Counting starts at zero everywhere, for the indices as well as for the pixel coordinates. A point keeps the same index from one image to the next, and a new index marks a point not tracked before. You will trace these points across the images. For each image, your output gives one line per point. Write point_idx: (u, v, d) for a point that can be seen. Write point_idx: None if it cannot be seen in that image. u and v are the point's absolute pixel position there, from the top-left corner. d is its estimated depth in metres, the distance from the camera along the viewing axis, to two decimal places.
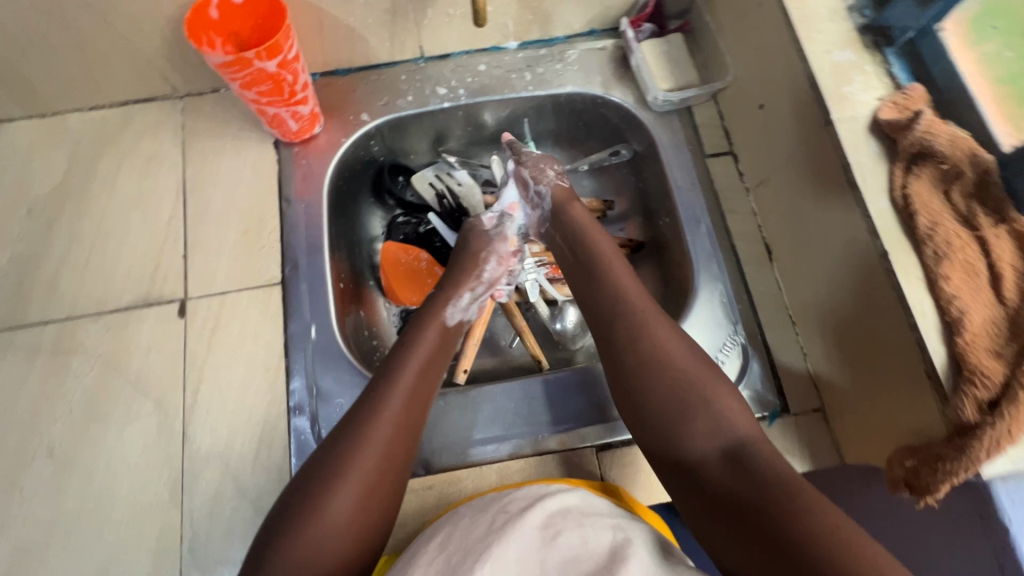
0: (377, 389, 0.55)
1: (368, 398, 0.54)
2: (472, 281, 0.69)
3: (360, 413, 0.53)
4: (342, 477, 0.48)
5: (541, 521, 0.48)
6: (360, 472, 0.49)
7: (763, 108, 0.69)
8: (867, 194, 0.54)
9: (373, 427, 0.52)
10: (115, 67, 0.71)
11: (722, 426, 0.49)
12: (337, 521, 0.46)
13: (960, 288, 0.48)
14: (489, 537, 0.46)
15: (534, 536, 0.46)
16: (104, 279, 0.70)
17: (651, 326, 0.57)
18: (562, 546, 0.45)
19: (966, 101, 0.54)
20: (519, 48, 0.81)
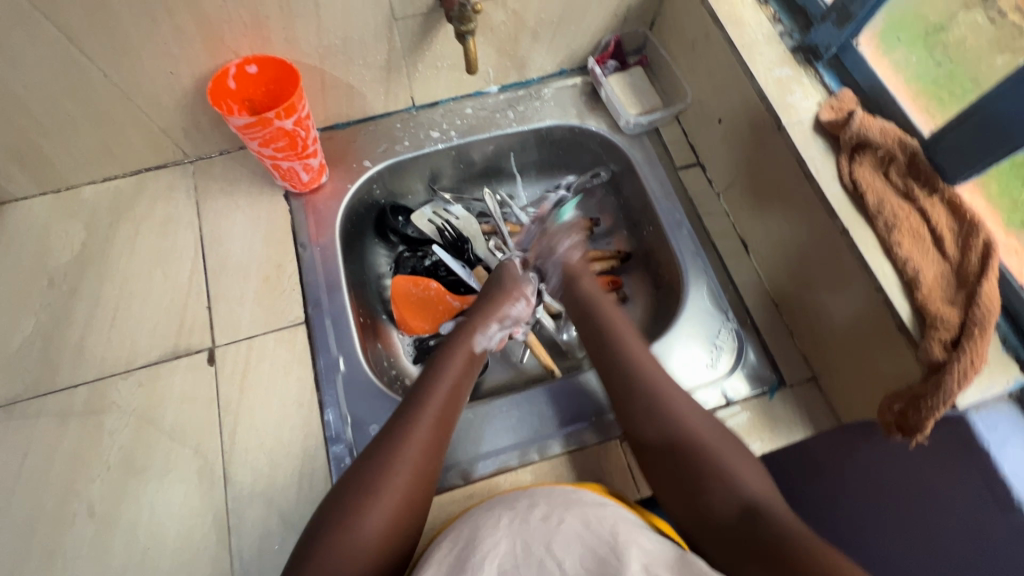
0: (404, 415, 0.59)
1: (393, 422, 0.59)
2: (501, 314, 0.75)
3: (387, 434, 0.58)
4: (375, 498, 0.53)
5: (544, 512, 0.53)
6: (391, 493, 0.53)
7: (722, 122, 0.79)
8: (822, 182, 0.63)
9: (399, 451, 0.56)
10: (131, 139, 0.77)
11: (735, 484, 0.55)
12: (372, 533, 0.51)
13: (912, 250, 0.57)
14: (495, 535, 0.51)
15: (539, 528, 0.51)
16: (132, 337, 0.72)
17: (667, 392, 0.63)
18: (567, 534, 0.51)
19: (887, 99, 0.64)
20: (499, 91, 0.90)
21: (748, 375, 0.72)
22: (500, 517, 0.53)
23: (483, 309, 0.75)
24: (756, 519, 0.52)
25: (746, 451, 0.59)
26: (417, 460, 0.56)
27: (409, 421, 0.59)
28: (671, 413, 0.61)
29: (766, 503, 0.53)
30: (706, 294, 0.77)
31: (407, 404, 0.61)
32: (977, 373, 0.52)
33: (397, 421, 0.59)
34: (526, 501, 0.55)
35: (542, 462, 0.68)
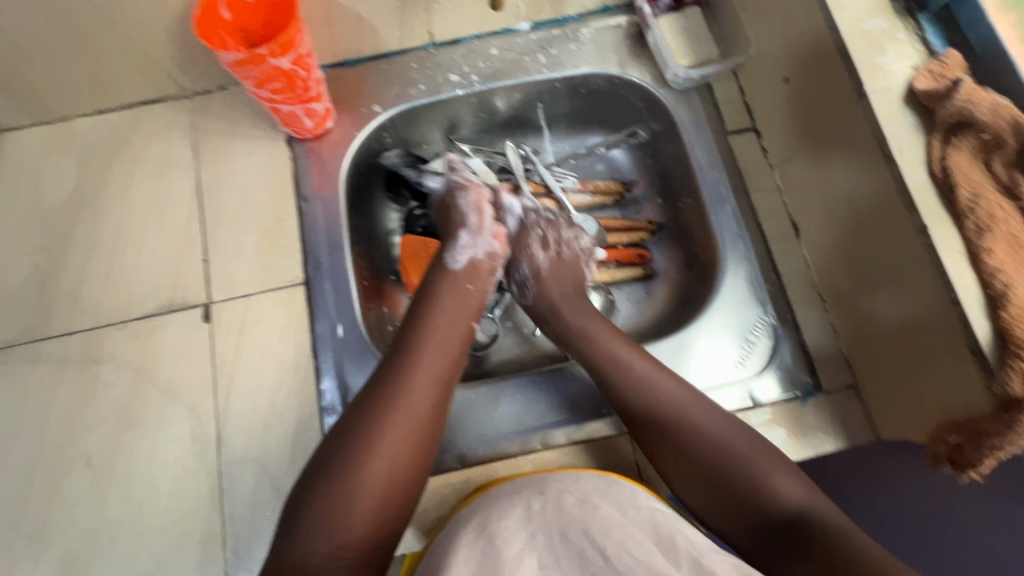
0: (389, 377, 0.56)
1: (380, 384, 0.55)
2: (461, 223, 0.69)
3: (370, 399, 0.54)
4: (361, 470, 0.50)
5: (577, 497, 0.50)
6: (376, 465, 0.51)
7: (789, 82, 0.67)
8: (905, 169, 0.53)
9: (381, 417, 0.53)
10: (121, 68, 0.70)
11: (772, 499, 0.51)
12: (366, 496, 0.50)
13: (1003, 261, 0.47)
14: (526, 526, 0.47)
15: (576, 515, 0.48)
16: (127, 286, 0.69)
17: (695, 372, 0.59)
18: (604, 519, 0.47)
19: (1005, 67, 0.52)
20: (531, 29, 0.78)
21: (781, 376, 0.66)
22: (530, 502, 0.50)
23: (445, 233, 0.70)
24: (798, 529, 0.49)
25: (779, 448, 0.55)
26: (407, 431, 0.53)
27: (393, 384, 0.55)
28: (696, 429, 0.56)
29: (812, 512, 0.50)
30: (743, 282, 0.70)
31: (392, 365, 0.57)
32: None
33: (383, 383, 0.55)
34: (556, 487, 0.51)
35: (544, 452, 0.64)
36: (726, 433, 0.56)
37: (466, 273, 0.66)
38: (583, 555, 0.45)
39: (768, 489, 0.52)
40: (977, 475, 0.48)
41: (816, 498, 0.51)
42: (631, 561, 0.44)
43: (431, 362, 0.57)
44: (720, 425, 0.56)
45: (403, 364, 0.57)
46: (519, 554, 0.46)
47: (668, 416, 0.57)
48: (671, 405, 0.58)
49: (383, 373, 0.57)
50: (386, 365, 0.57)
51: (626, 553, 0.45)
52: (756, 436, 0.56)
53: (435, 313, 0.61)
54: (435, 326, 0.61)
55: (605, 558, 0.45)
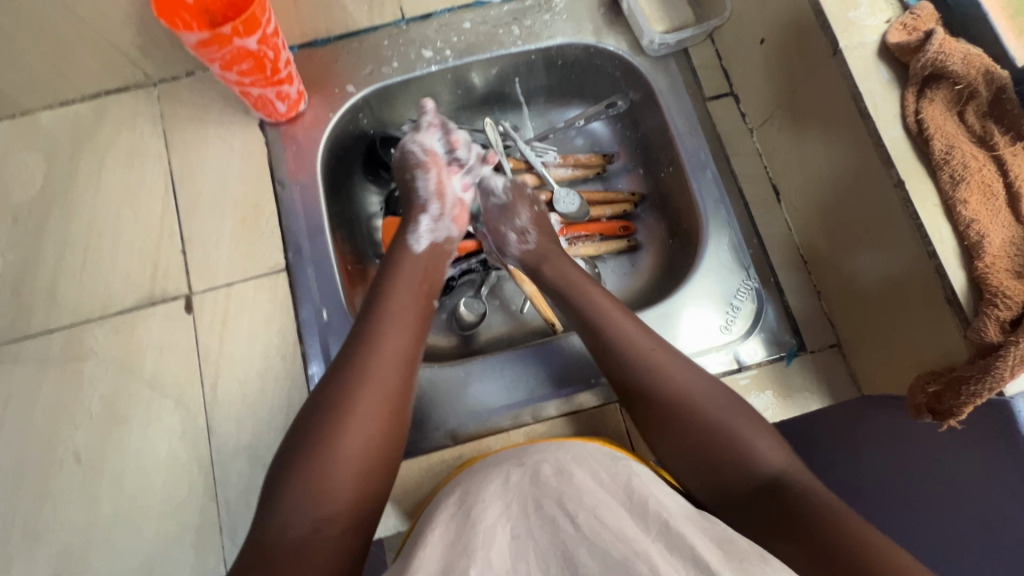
0: (354, 358, 0.55)
1: (343, 364, 0.55)
2: (422, 205, 0.70)
3: (325, 394, 0.53)
4: (332, 444, 0.50)
5: (554, 467, 0.50)
6: (349, 439, 0.51)
7: (764, 43, 0.67)
8: (880, 124, 0.53)
9: (348, 395, 0.53)
10: (81, 56, 0.67)
11: (752, 466, 0.51)
12: (340, 470, 0.50)
13: (978, 210, 0.48)
14: (503, 496, 0.48)
15: (551, 483, 0.48)
16: (105, 281, 0.68)
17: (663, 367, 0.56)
18: (580, 487, 0.47)
19: (976, 16, 0.52)
20: (503, 1, 0.77)
21: (765, 339, 0.66)
22: (509, 474, 0.50)
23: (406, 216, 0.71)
24: (776, 493, 0.48)
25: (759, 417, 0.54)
26: (377, 408, 0.53)
27: (357, 365, 0.55)
28: (681, 395, 0.55)
29: (790, 477, 0.49)
30: (726, 247, 0.69)
31: (354, 346, 0.56)
32: None
33: (347, 360, 0.55)
34: (534, 458, 0.52)
35: (535, 424, 0.65)
36: (695, 398, 0.55)
37: (428, 255, 0.67)
38: (554, 522, 0.45)
39: (748, 455, 0.51)
40: (956, 422, 0.49)
41: (793, 464, 0.51)
42: (602, 525, 0.44)
43: (394, 340, 0.57)
44: (703, 389, 0.55)
45: (366, 342, 0.56)
46: (493, 526, 0.46)
47: (653, 381, 0.56)
48: (659, 373, 0.56)
49: (344, 353, 0.56)
50: (351, 345, 0.57)
51: (596, 518, 0.44)
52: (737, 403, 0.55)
53: (395, 290, 0.62)
54: (398, 301, 0.61)
55: (575, 525, 0.44)
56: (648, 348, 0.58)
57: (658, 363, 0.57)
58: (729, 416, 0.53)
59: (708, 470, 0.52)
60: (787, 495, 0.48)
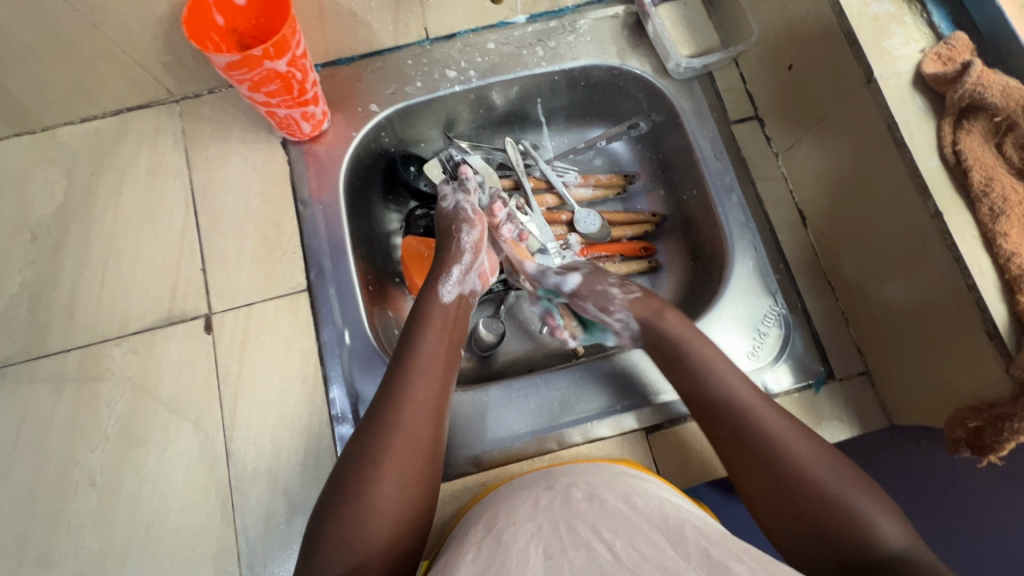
0: (381, 412, 0.54)
1: (379, 406, 0.55)
2: (455, 254, 0.68)
3: (368, 426, 0.54)
4: (364, 499, 0.49)
5: (584, 493, 0.49)
6: (382, 494, 0.50)
7: (793, 69, 0.67)
8: (917, 153, 0.52)
9: (378, 449, 0.52)
10: (105, 73, 0.67)
11: (868, 544, 0.45)
12: (374, 523, 0.49)
13: (1020, 243, 0.47)
14: (534, 519, 0.46)
15: (583, 508, 0.47)
16: (124, 300, 0.67)
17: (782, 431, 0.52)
18: (612, 513, 0.46)
19: (1013, 47, 0.52)
20: (528, 22, 0.76)
21: (793, 366, 0.65)
22: (537, 500, 0.49)
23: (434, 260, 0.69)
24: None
25: (878, 490, 0.49)
26: (408, 448, 0.52)
27: (385, 418, 0.53)
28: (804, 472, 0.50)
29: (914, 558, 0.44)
30: (752, 271, 0.68)
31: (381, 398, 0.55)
32: None
33: (376, 412, 0.54)
34: (562, 484, 0.51)
35: (560, 451, 0.64)
36: (821, 470, 0.50)
37: (456, 307, 0.65)
38: (589, 546, 0.43)
39: (868, 534, 0.46)
40: (997, 458, 0.48)
41: (918, 545, 0.45)
42: (639, 554, 0.42)
43: (420, 390, 0.56)
44: (817, 458, 0.50)
45: (392, 394, 0.55)
46: (525, 546, 0.44)
47: (764, 444, 0.52)
48: (779, 443, 0.52)
49: (378, 398, 0.56)
50: (379, 396, 0.55)
51: (632, 545, 0.43)
52: (856, 475, 0.50)
53: (424, 337, 0.60)
54: (423, 346, 0.59)
55: (611, 551, 0.42)
56: (757, 410, 0.54)
57: (775, 428, 0.52)
58: (847, 486, 0.48)
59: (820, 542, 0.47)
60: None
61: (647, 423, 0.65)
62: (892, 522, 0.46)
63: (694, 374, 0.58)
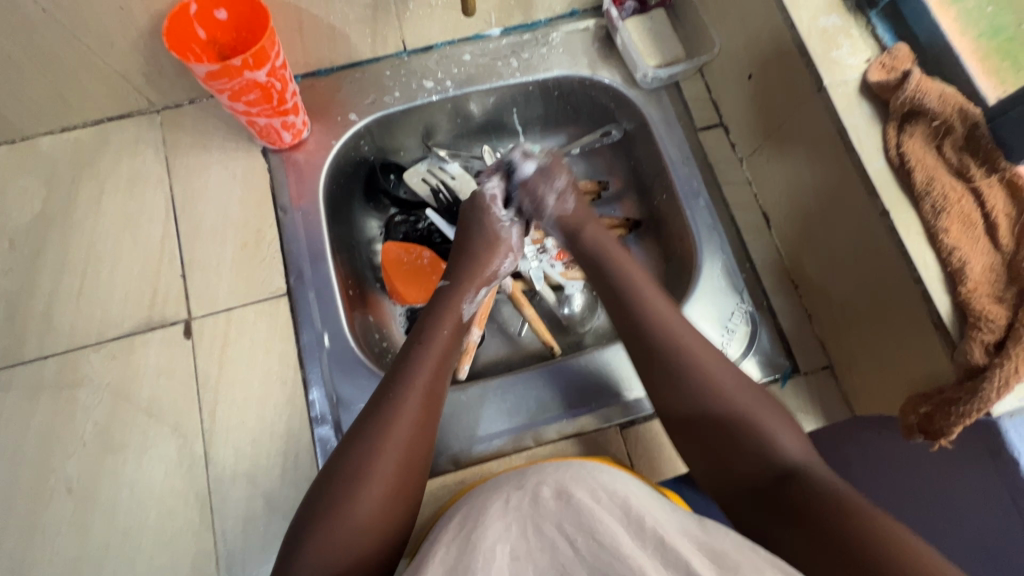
0: (376, 420, 0.53)
1: (371, 414, 0.54)
2: (488, 274, 0.69)
3: (354, 437, 0.53)
4: (350, 508, 0.49)
5: (553, 488, 0.48)
6: (366, 505, 0.49)
7: (752, 79, 0.70)
8: (864, 156, 0.56)
9: (373, 460, 0.51)
10: (86, 83, 0.68)
11: (771, 453, 0.51)
12: (356, 533, 0.48)
13: (959, 239, 0.51)
14: (503, 518, 0.47)
15: (550, 507, 0.46)
16: (102, 307, 0.68)
17: (705, 359, 0.57)
18: (578, 509, 0.46)
19: (949, 58, 0.56)
20: (502, 34, 0.79)
21: (760, 362, 0.68)
22: (507, 497, 0.49)
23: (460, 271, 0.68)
24: (789, 481, 0.49)
25: (788, 416, 0.55)
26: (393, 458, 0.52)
27: (384, 427, 0.53)
28: (718, 392, 0.55)
29: (808, 467, 0.50)
30: (720, 272, 0.71)
31: (380, 405, 0.54)
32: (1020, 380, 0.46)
33: (376, 415, 0.54)
34: (533, 480, 0.50)
35: (537, 448, 0.66)
36: (728, 383, 0.55)
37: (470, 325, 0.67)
38: (553, 545, 0.44)
39: (770, 443, 0.52)
40: (947, 442, 0.50)
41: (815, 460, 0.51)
42: (599, 547, 0.43)
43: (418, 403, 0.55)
44: (731, 381, 0.55)
45: (392, 399, 0.54)
46: (492, 545, 0.45)
47: (684, 371, 0.56)
48: (688, 360, 0.56)
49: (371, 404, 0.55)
50: (375, 406, 0.54)
51: (593, 538, 0.44)
52: (770, 402, 0.55)
53: (433, 348, 0.60)
54: (429, 359, 0.59)
55: (574, 548, 0.44)
56: (680, 337, 0.58)
57: (698, 354, 0.57)
58: (759, 406, 0.54)
59: (730, 457, 0.53)
60: (803, 483, 0.48)
61: (621, 418, 0.67)
62: (797, 439, 0.52)
63: (632, 308, 0.61)
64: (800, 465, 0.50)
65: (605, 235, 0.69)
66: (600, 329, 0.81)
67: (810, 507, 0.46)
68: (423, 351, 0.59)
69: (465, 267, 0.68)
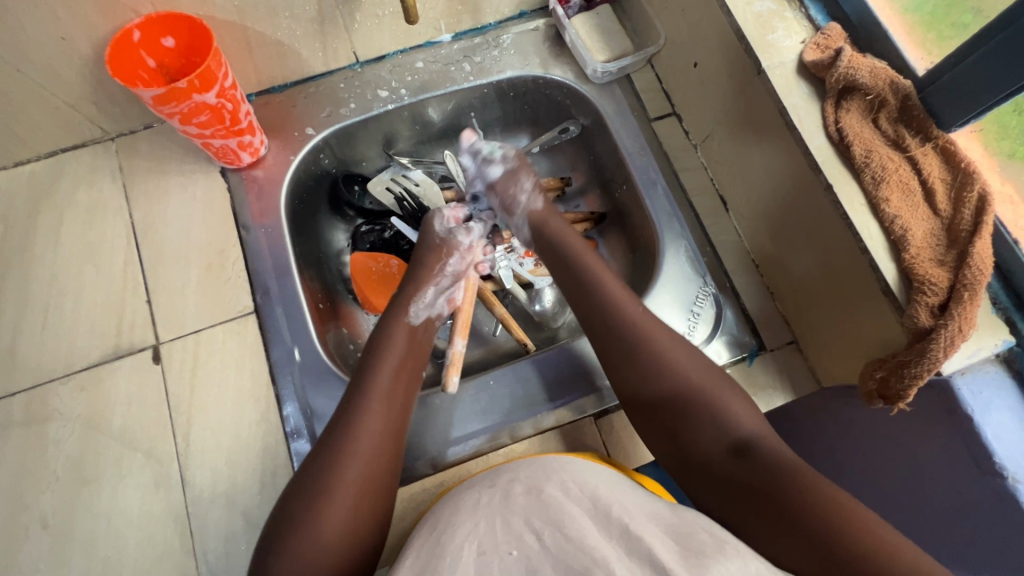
0: (338, 434, 0.54)
1: (334, 428, 0.55)
2: (436, 276, 0.70)
3: (323, 456, 0.53)
4: (317, 528, 0.49)
5: (524, 486, 0.49)
6: (334, 521, 0.50)
7: (698, 66, 0.72)
8: (806, 134, 0.57)
9: (334, 479, 0.51)
10: (36, 116, 0.68)
11: (728, 428, 0.53)
12: (329, 550, 0.49)
13: (899, 207, 0.52)
14: (473, 517, 0.47)
15: (520, 503, 0.47)
16: (68, 339, 0.67)
17: (659, 339, 0.59)
18: (548, 503, 0.46)
19: (879, 34, 0.57)
20: (453, 40, 0.80)
21: (728, 342, 0.69)
22: (479, 497, 0.49)
23: (410, 273, 0.70)
24: (750, 455, 0.51)
25: (727, 380, 0.58)
26: (354, 473, 0.52)
27: (344, 441, 0.53)
28: (663, 381, 0.57)
29: (764, 442, 0.52)
30: (683, 257, 0.72)
31: (339, 417, 0.55)
32: (965, 337, 0.48)
33: (338, 429, 0.54)
34: (505, 478, 0.50)
35: (514, 444, 0.66)
36: (682, 359, 0.58)
37: (425, 329, 0.67)
38: (520, 538, 0.44)
39: (723, 419, 0.54)
40: (905, 404, 0.52)
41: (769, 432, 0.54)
42: (565, 538, 0.44)
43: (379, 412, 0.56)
44: (694, 368, 0.57)
45: (353, 411, 0.56)
46: (460, 545, 0.45)
47: (638, 356, 0.59)
48: (655, 350, 0.59)
49: (333, 420, 0.56)
50: (336, 420, 0.55)
51: (562, 532, 0.44)
52: (717, 371, 0.58)
53: (387, 348, 0.62)
54: (385, 359, 0.61)
55: (541, 541, 0.44)
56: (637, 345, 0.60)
57: (654, 336, 0.59)
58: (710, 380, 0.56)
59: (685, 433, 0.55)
60: (760, 452, 0.51)
61: (595, 409, 0.68)
62: (747, 412, 0.55)
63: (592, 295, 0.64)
64: (754, 437, 0.53)
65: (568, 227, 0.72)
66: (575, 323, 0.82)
67: (775, 492, 0.48)
68: (377, 357, 0.61)
69: (415, 273, 0.70)
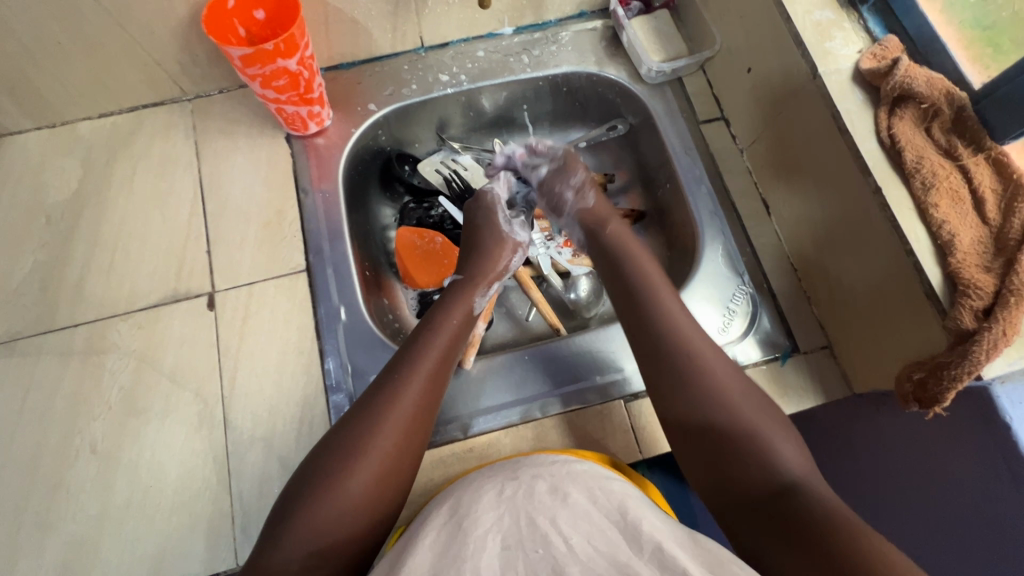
0: (385, 394, 0.56)
1: (372, 398, 0.56)
2: (494, 271, 0.72)
3: (355, 420, 0.54)
4: (338, 493, 0.50)
5: (548, 485, 0.50)
6: (353, 492, 0.50)
7: (751, 72, 0.74)
8: (858, 137, 0.59)
9: (364, 445, 0.52)
10: (125, 70, 0.73)
11: (772, 465, 0.49)
12: (344, 514, 0.49)
13: (949, 213, 0.53)
14: (496, 508, 0.48)
15: (544, 502, 0.48)
16: (131, 279, 0.71)
17: (707, 360, 0.57)
18: (573, 508, 0.47)
19: (937, 48, 0.59)
20: (514, 33, 0.84)
21: (761, 341, 0.70)
22: (501, 488, 0.50)
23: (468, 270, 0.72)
24: (790, 495, 0.46)
25: (784, 420, 0.54)
26: (388, 442, 0.53)
27: (382, 412, 0.54)
28: (713, 385, 0.55)
29: (807, 481, 0.48)
30: (722, 256, 0.74)
31: (383, 387, 0.56)
32: (1008, 342, 0.48)
33: (379, 397, 0.56)
34: (528, 474, 0.51)
35: (544, 419, 0.68)
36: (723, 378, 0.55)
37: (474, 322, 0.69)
38: (546, 539, 0.45)
39: (770, 452, 0.50)
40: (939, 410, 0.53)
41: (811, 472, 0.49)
42: (593, 549, 0.44)
43: (419, 390, 0.57)
44: (741, 394, 0.55)
45: (394, 386, 0.56)
46: (483, 534, 0.45)
47: (689, 374, 0.56)
48: (698, 365, 0.56)
49: (373, 390, 0.57)
50: (379, 384, 0.57)
51: (588, 540, 0.45)
52: (771, 407, 0.55)
53: (441, 333, 0.63)
54: (434, 347, 0.61)
55: (568, 545, 0.44)
56: (692, 342, 0.58)
57: (701, 352, 0.57)
58: (761, 416, 0.53)
59: (728, 463, 0.51)
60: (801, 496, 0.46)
61: (624, 392, 0.69)
62: (792, 446, 0.51)
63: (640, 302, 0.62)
64: (802, 478, 0.48)
65: (625, 231, 0.72)
66: (605, 314, 0.84)
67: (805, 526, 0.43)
68: (430, 338, 0.62)
69: (474, 263, 0.72)
